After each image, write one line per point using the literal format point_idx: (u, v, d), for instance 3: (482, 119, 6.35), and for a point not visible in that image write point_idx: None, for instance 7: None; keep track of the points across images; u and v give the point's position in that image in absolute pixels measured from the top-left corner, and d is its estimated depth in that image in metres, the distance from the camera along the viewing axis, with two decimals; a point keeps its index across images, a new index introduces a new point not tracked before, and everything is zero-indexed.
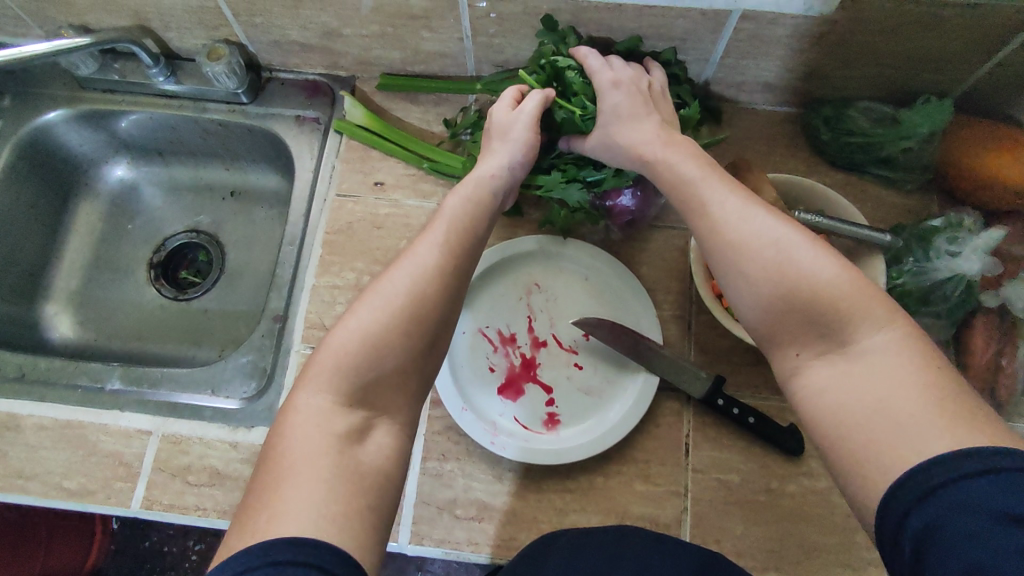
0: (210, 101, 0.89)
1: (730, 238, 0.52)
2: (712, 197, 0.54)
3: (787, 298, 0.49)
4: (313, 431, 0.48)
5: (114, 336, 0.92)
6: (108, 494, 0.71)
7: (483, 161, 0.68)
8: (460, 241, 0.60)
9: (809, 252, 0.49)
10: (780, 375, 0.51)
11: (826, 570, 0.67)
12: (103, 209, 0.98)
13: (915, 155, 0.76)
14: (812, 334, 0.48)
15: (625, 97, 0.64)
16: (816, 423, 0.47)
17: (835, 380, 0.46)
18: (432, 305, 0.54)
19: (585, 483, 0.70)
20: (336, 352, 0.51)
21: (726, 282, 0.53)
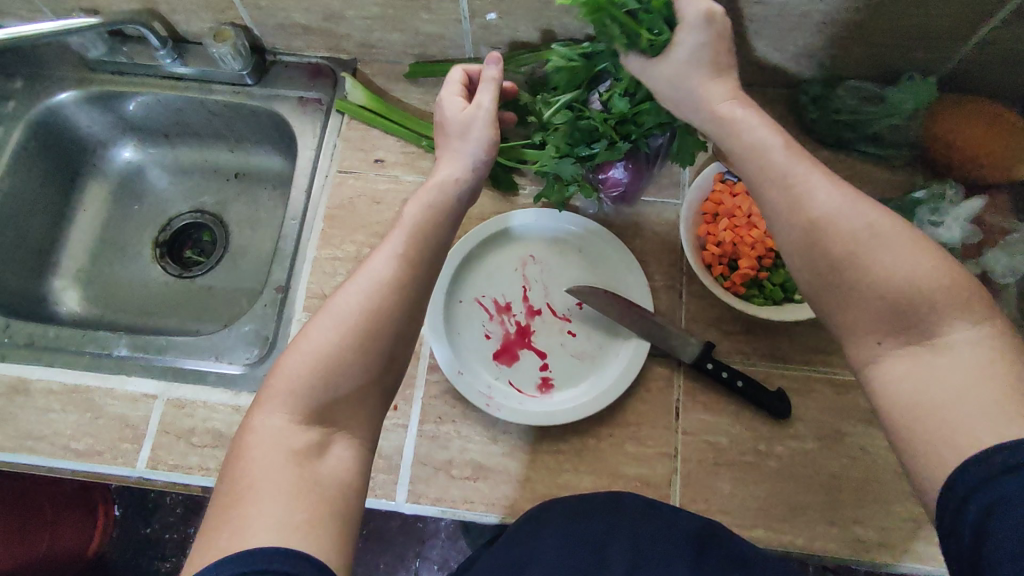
0: (216, 83, 0.92)
1: (815, 220, 0.51)
2: (795, 177, 0.52)
3: (873, 287, 0.49)
4: (271, 451, 0.50)
5: (120, 311, 0.95)
6: (114, 454, 0.73)
7: (440, 163, 0.67)
8: (421, 253, 0.60)
9: (901, 244, 0.49)
10: (852, 358, 0.52)
11: (812, 528, 0.69)
12: (111, 190, 1.01)
13: (901, 131, 0.78)
14: (895, 324, 0.48)
15: (703, 40, 0.57)
16: (887, 407, 0.49)
17: (913, 369, 0.48)
18: (382, 320, 0.56)
19: (578, 444, 0.72)
20: (290, 374, 0.53)
21: (803, 265, 0.52)
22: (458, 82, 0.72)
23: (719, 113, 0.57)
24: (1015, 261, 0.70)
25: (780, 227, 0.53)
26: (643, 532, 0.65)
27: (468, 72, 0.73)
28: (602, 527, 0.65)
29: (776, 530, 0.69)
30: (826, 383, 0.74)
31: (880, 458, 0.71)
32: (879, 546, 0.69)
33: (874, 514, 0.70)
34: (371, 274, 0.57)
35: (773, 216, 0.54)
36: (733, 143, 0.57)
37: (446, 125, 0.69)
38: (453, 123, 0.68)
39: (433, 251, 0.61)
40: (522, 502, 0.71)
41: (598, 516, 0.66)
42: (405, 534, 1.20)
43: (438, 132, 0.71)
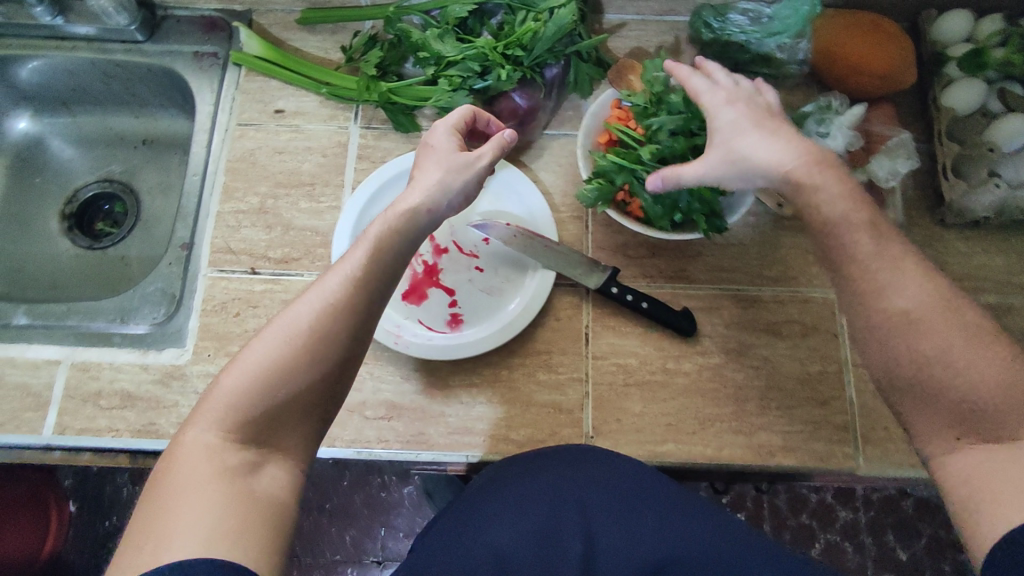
0: (106, 42, 0.88)
1: (901, 319, 0.51)
2: (888, 277, 0.52)
3: (942, 385, 0.50)
4: (198, 468, 0.47)
5: (28, 287, 0.91)
6: (18, 423, 0.71)
7: (412, 189, 0.59)
8: (382, 282, 0.54)
9: (976, 350, 0.50)
10: (921, 443, 0.53)
11: (721, 438, 0.71)
12: (8, 162, 0.96)
13: (790, 51, 0.79)
14: (963, 420, 0.50)
15: (743, 109, 0.59)
16: (952, 490, 0.51)
17: (981, 462, 0.50)
18: (332, 343, 0.51)
19: (490, 375, 0.73)
20: (228, 389, 0.49)
21: (879, 361, 0.53)
22: (463, 116, 0.65)
23: (798, 171, 0.55)
24: (897, 164, 0.72)
25: (857, 318, 0.54)
26: (602, 481, 0.65)
27: (476, 110, 0.66)
28: (557, 481, 0.65)
29: (686, 442, 0.71)
30: (732, 300, 0.76)
31: (784, 368, 0.73)
32: (784, 450, 0.71)
33: (779, 420, 0.72)
34: (323, 291, 0.52)
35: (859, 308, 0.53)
36: (819, 214, 0.55)
37: (437, 154, 0.61)
38: (445, 152, 0.61)
39: (395, 275, 0.56)
40: (437, 436, 0.71)
41: (555, 470, 0.66)
42: (369, 507, 1.20)
43: (421, 151, 0.63)
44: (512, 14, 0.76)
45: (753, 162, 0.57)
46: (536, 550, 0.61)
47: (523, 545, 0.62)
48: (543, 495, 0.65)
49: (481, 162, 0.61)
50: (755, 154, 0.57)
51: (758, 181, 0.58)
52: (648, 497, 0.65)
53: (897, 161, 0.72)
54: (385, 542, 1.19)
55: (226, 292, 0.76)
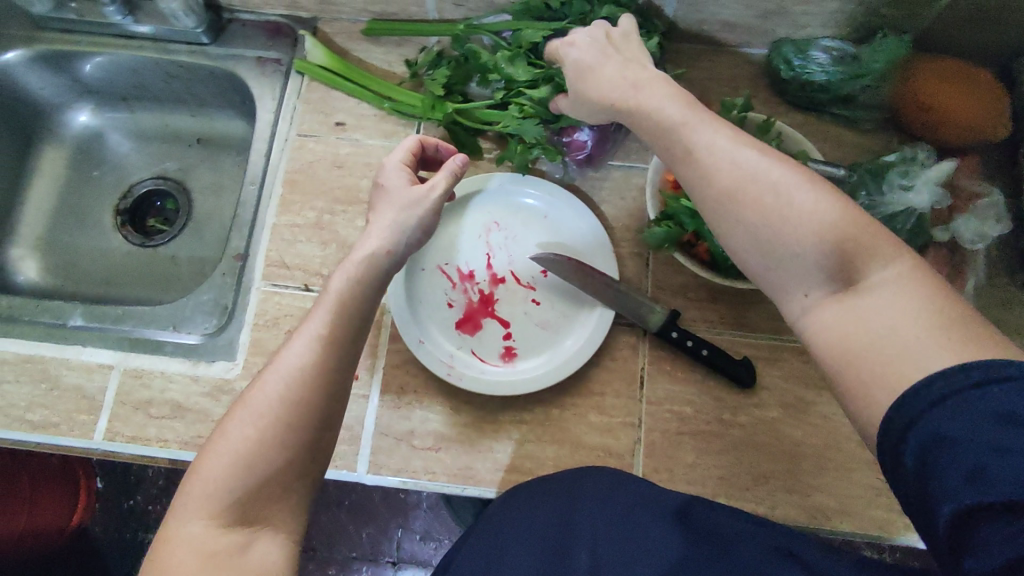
0: (170, 42, 0.87)
1: (728, 187, 0.50)
2: (704, 148, 0.52)
3: (785, 240, 0.47)
4: (189, 560, 0.46)
5: (82, 282, 0.92)
6: (71, 426, 0.72)
7: (368, 233, 0.60)
8: (348, 339, 0.54)
9: (802, 192, 0.48)
10: (785, 311, 0.50)
11: (774, 496, 0.69)
12: (68, 154, 0.97)
13: (873, 93, 0.75)
14: (820, 271, 0.46)
15: (586, 44, 0.62)
16: (827, 354, 0.46)
17: (845, 313, 0.45)
18: (307, 411, 0.51)
19: (541, 414, 0.71)
20: (208, 476, 0.49)
21: (729, 241, 0.51)
22: (409, 149, 0.66)
23: (618, 104, 0.58)
24: (983, 226, 0.68)
25: (698, 197, 0.52)
26: (608, 496, 0.63)
27: (423, 139, 0.67)
28: (564, 503, 0.64)
29: (738, 497, 0.69)
30: (794, 351, 0.73)
31: (845, 427, 0.71)
32: (840, 514, 0.68)
33: (836, 482, 0.69)
34: (289, 361, 0.51)
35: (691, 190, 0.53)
36: (642, 132, 0.57)
37: (390, 195, 0.62)
38: (398, 192, 0.62)
39: (361, 331, 0.56)
40: (484, 472, 0.70)
41: (561, 491, 0.65)
42: (388, 506, 1.22)
43: (375, 193, 0.64)
44: None
45: (589, 93, 0.60)
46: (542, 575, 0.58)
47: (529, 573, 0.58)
48: (552, 516, 0.63)
49: (433, 194, 0.62)
50: (592, 85, 0.60)
51: (602, 111, 0.61)
52: (667, 510, 0.61)
53: (985, 224, 0.68)
54: (401, 543, 1.22)
55: (279, 308, 0.76)
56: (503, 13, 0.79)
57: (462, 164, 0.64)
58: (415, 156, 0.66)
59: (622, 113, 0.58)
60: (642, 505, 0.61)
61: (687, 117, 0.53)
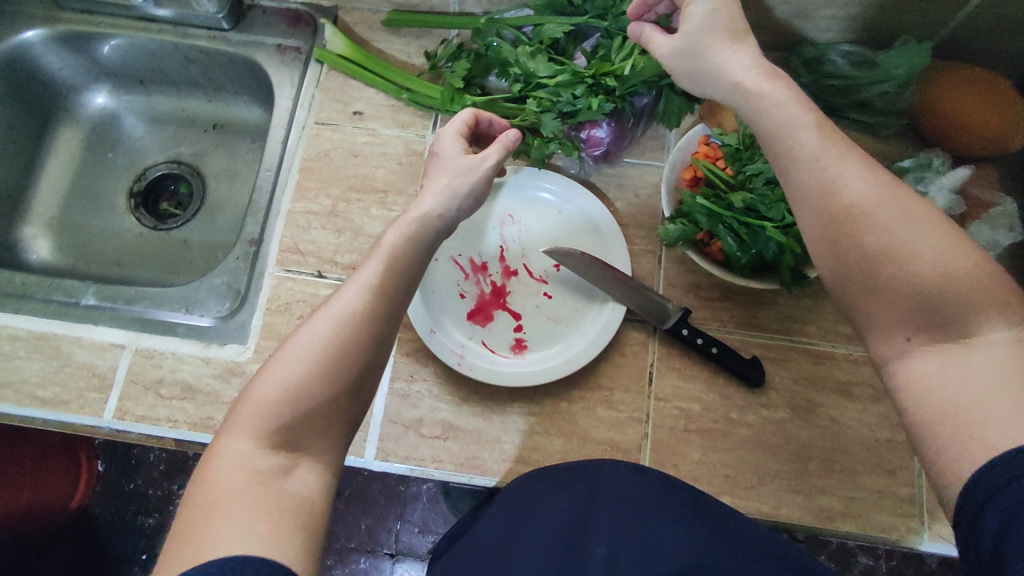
0: (191, 27, 0.88)
1: (853, 217, 0.49)
2: (836, 169, 0.50)
3: (907, 283, 0.48)
4: (233, 477, 0.47)
5: (93, 262, 0.92)
6: (81, 404, 0.72)
7: (421, 196, 0.62)
8: (399, 287, 0.56)
9: (934, 237, 0.47)
10: (875, 348, 0.52)
11: (779, 496, 0.69)
12: (83, 135, 0.98)
13: (892, 99, 0.75)
14: (927, 321, 0.48)
15: (717, 6, 0.55)
16: (917, 401, 0.48)
17: (945, 366, 0.47)
18: (355, 352, 0.52)
19: (549, 406, 0.72)
20: (260, 398, 0.49)
21: (838, 272, 0.51)
22: (465, 121, 0.67)
23: (740, 85, 0.54)
24: (996, 234, 0.69)
25: (811, 213, 0.51)
26: (626, 496, 0.64)
27: (477, 113, 0.68)
28: (582, 497, 0.65)
29: (743, 496, 0.70)
30: (803, 352, 0.74)
31: (851, 430, 0.71)
32: (844, 516, 0.69)
33: (842, 484, 0.70)
34: (342, 302, 0.52)
35: (805, 210, 0.52)
36: (761, 118, 0.53)
37: (444, 161, 0.64)
38: (452, 159, 0.64)
39: (411, 282, 0.57)
40: (491, 462, 0.70)
41: (580, 484, 0.66)
42: (387, 495, 1.23)
43: (430, 159, 0.66)
44: (609, 38, 0.73)
45: (705, 68, 0.56)
46: (554, 565, 0.60)
47: (541, 561, 0.60)
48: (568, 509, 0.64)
49: (487, 163, 0.63)
50: (711, 58, 0.56)
51: (707, 88, 0.58)
52: (684, 514, 0.62)
53: (997, 232, 0.69)
54: (399, 534, 1.22)
55: (291, 293, 0.76)
56: (524, 9, 0.79)
57: (514, 139, 0.66)
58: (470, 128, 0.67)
59: (742, 97, 0.55)
60: (659, 506, 0.63)
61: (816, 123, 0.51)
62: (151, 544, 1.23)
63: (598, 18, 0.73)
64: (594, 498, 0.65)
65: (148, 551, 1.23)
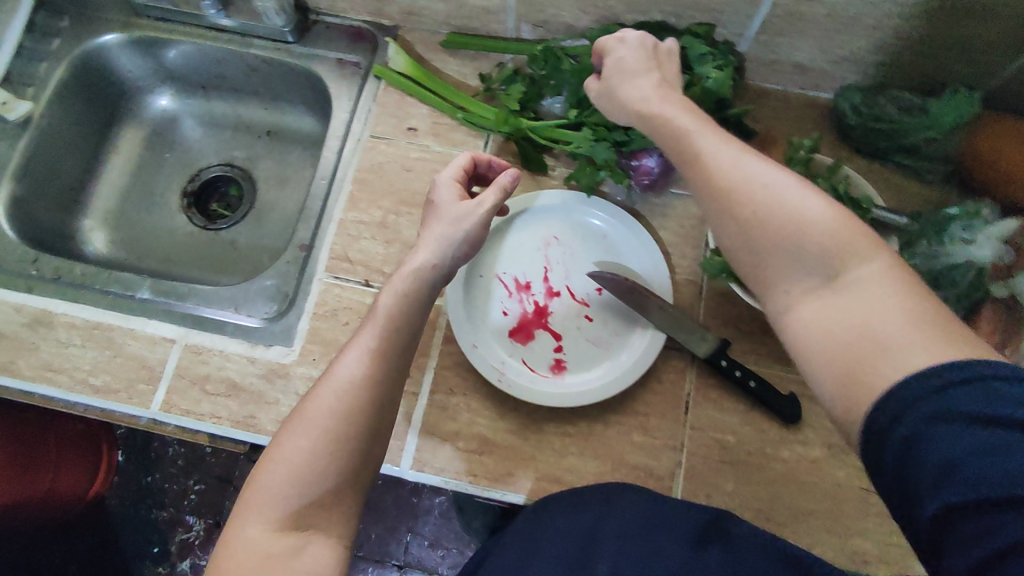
0: (256, 38, 0.91)
1: (720, 186, 0.51)
2: (699, 145, 0.53)
3: (778, 233, 0.48)
4: (249, 561, 0.50)
5: (144, 257, 0.95)
6: (130, 394, 0.74)
7: (418, 245, 0.65)
8: (395, 352, 0.59)
9: (793, 186, 0.49)
10: (766, 309, 0.51)
11: (812, 535, 0.69)
12: (144, 136, 1.01)
13: (939, 145, 0.76)
14: (802, 267, 0.47)
15: (625, 52, 0.63)
16: (804, 352, 0.47)
17: (823, 310, 0.46)
18: (357, 425, 0.55)
19: (586, 428, 0.72)
20: (268, 483, 0.53)
21: (719, 234, 0.52)
22: (461, 166, 0.70)
23: (640, 105, 0.59)
24: None
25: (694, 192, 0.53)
26: (630, 517, 0.64)
27: (474, 157, 0.71)
28: (591, 518, 0.65)
29: (776, 532, 0.69)
30: None
31: None
32: (876, 559, 0.68)
33: (875, 526, 0.69)
34: (341, 376, 0.56)
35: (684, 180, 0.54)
36: (653, 126, 0.58)
37: (440, 210, 0.67)
38: (448, 207, 0.67)
39: (407, 343, 0.60)
40: (525, 480, 0.71)
41: (590, 505, 0.66)
42: (399, 507, 1.23)
43: (428, 210, 0.69)
44: None
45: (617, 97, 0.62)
46: None
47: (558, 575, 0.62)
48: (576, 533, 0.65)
49: (481, 209, 0.66)
50: (621, 88, 0.62)
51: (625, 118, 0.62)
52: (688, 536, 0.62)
53: None
54: (409, 547, 1.22)
55: (339, 300, 0.78)
56: (581, 38, 0.82)
57: (511, 181, 0.67)
58: (466, 174, 0.71)
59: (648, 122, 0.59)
60: (664, 530, 0.63)
61: (698, 125, 0.55)
62: (163, 537, 1.25)
63: None
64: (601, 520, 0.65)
65: (161, 545, 1.25)
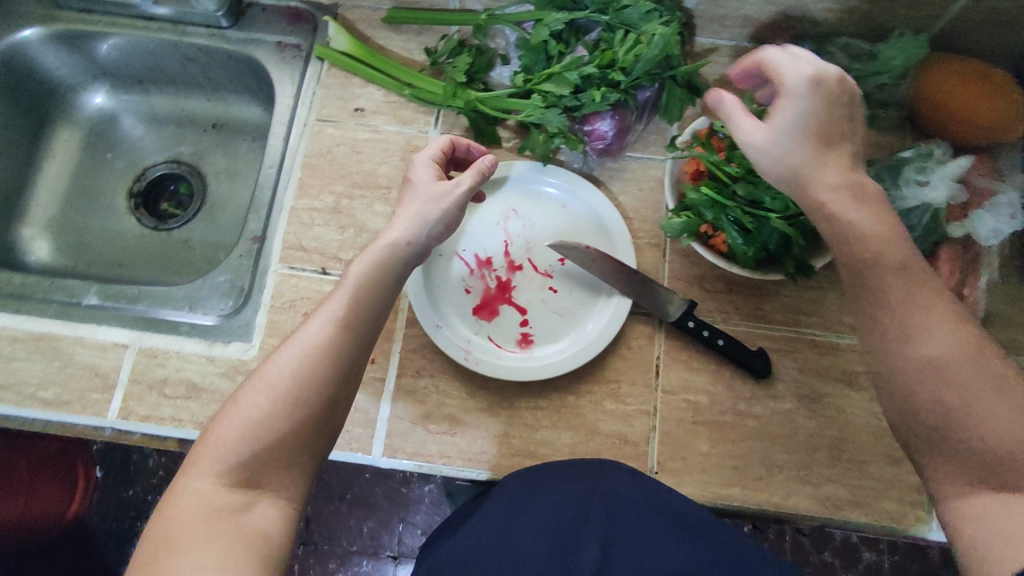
0: (189, 25, 0.87)
1: (913, 359, 0.52)
2: (908, 315, 0.52)
3: (970, 429, 0.50)
4: (191, 513, 0.50)
5: (93, 263, 0.91)
6: (84, 404, 0.72)
7: (392, 223, 0.62)
8: (363, 319, 0.57)
9: (1004, 394, 0.50)
10: (934, 489, 0.53)
11: (788, 486, 0.70)
12: (82, 136, 0.97)
13: (891, 91, 0.76)
14: (979, 470, 0.50)
15: (815, 106, 0.55)
16: (958, 538, 0.51)
17: (995, 513, 0.49)
18: (316, 390, 0.54)
19: (557, 400, 0.72)
20: (222, 438, 0.53)
21: (901, 412, 0.53)
22: (440, 148, 0.69)
23: (830, 193, 0.55)
24: (1000, 223, 0.69)
25: (881, 361, 0.54)
26: (619, 495, 0.64)
27: (454, 140, 0.70)
28: (580, 493, 0.65)
29: (753, 487, 0.70)
30: (810, 344, 0.74)
31: (859, 419, 0.71)
32: (853, 505, 0.69)
33: (849, 473, 0.70)
34: (305, 338, 0.55)
35: (877, 349, 0.54)
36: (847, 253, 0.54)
37: (416, 187, 0.65)
38: (424, 186, 0.64)
39: (377, 311, 0.59)
40: (500, 457, 0.70)
41: (578, 481, 0.66)
42: (389, 499, 1.21)
43: (404, 186, 0.67)
44: (610, 32, 0.74)
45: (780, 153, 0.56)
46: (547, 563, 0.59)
47: (542, 554, 0.60)
48: (561, 508, 0.63)
49: (458, 189, 0.64)
50: (790, 160, 0.56)
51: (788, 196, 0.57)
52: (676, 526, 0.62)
53: (1000, 220, 0.69)
54: (402, 537, 1.20)
55: (296, 290, 0.76)
56: (524, 4, 0.80)
57: (489, 166, 0.65)
58: (444, 155, 0.69)
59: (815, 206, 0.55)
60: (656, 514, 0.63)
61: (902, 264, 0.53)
62: None
63: (598, 12, 0.73)
64: (591, 498, 0.64)
65: None
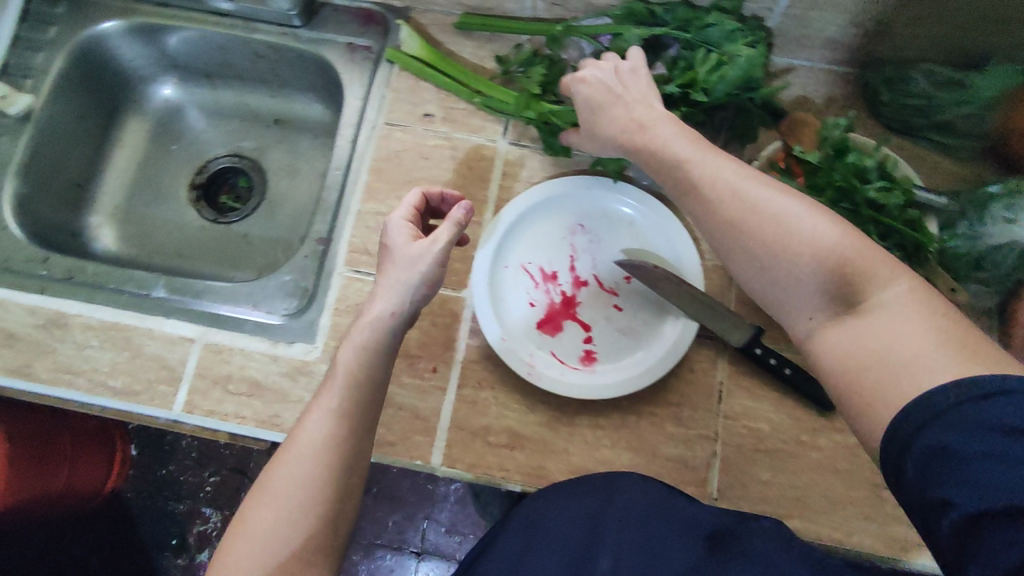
0: (261, 23, 0.88)
1: (726, 215, 0.55)
2: (718, 178, 0.56)
3: (789, 259, 0.51)
4: None
5: (154, 254, 0.93)
6: (151, 395, 0.73)
7: (375, 295, 0.62)
8: (361, 408, 0.59)
9: (817, 221, 0.51)
10: (799, 337, 0.53)
11: (850, 523, 0.68)
12: (149, 128, 0.98)
13: (976, 122, 0.74)
14: (821, 295, 0.50)
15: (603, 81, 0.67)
16: (834, 375, 0.48)
17: (846, 336, 0.48)
18: (325, 487, 0.55)
19: (618, 419, 0.71)
20: (242, 554, 0.53)
21: (739, 266, 0.55)
22: (412, 205, 0.66)
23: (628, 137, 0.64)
24: None
25: (714, 241, 0.57)
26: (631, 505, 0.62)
27: (425, 193, 0.68)
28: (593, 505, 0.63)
29: (814, 521, 0.68)
30: None
31: None
32: (916, 545, 0.67)
33: None
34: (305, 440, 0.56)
35: (700, 220, 0.58)
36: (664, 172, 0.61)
37: (392, 252, 0.63)
38: (400, 250, 0.63)
39: (371, 397, 0.60)
40: (557, 474, 0.70)
41: (591, 493, 0.64)
42: (415, 493, 1.22)
43: (381, 251, 0.65)
44: (689, 50, 0.73)
45: (601, 127, 0.67)
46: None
47: None
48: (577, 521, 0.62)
49: (436, 245, 0.62)
50: (603, 121, 0.67)
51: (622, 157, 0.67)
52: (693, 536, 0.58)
53: None
54: (426, 533, 1.21)
55: (361, 294, 0.76)
56: (602, 17, 0.79)
57: (465, 214, 0.63)
58: (417, 210, 0.67)
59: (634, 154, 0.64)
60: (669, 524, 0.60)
61: (696, 153, 0.59)
62: (182, 529, 1.20)
63: (679, 29, 0.73)
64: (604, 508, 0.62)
65: (180, 537, 1.20)
